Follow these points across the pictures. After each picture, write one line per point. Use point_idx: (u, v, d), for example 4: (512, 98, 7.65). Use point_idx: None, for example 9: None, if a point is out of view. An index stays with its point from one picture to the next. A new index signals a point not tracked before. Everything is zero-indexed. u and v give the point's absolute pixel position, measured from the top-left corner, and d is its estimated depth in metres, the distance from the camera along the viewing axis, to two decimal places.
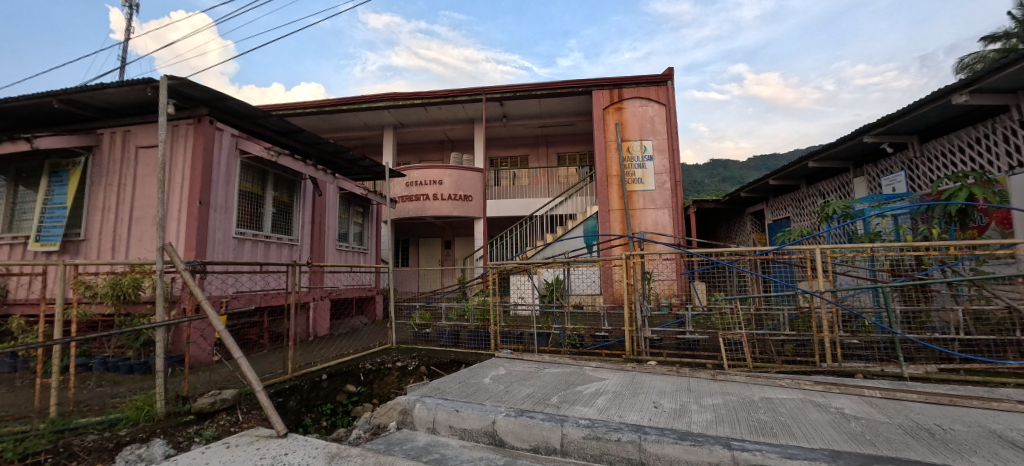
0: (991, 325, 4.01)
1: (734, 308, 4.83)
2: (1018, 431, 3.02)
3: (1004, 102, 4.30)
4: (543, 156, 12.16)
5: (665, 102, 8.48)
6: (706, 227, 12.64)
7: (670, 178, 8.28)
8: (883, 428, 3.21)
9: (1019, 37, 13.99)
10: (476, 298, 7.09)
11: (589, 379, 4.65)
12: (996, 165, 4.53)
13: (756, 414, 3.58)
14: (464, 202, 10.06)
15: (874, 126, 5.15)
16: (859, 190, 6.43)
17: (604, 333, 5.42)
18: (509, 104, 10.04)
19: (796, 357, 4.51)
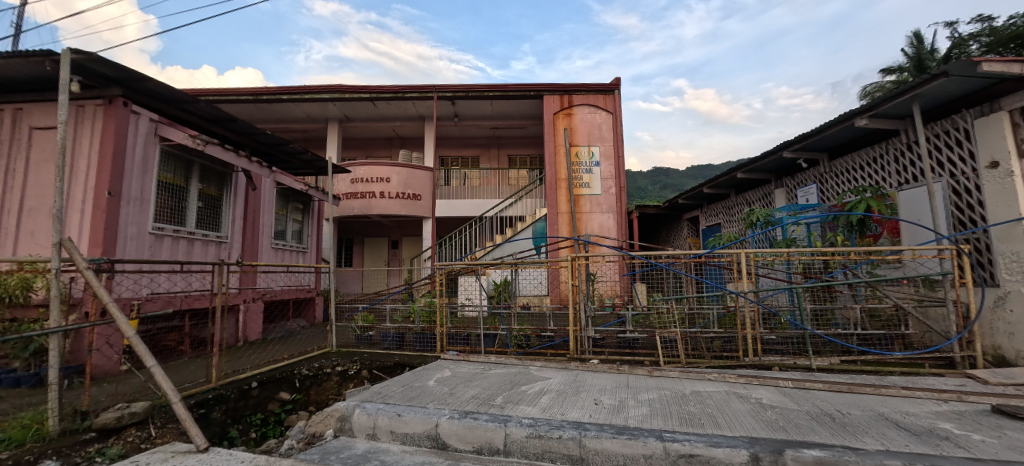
0: (882, 322, 4.54)
1: (670, 308, 5.10)
2: (901, 414, 3.46)
3: (896, 126, 4.92)
4: (494, 157, 12.24)
5: (612, 110, 8.84)
6: (648, 231, 13.33)
7: (615, 183, 8.63)
8: (794, 415, 3.55)
9: (910, 71, 16.16)
10: (422, 299, 6.94)
11: (534, 379, 4.70)
12: (889, 182, 5.18)
13: (686, 406, 3.80)
14: (412, 201, 9.81)
15: (792, 143, 5.69)
16: (779, 200, 7.07)
17: (550, 333, 5.52)
18: (462, 104, 9.99)
19: (723, 353, 4.82)
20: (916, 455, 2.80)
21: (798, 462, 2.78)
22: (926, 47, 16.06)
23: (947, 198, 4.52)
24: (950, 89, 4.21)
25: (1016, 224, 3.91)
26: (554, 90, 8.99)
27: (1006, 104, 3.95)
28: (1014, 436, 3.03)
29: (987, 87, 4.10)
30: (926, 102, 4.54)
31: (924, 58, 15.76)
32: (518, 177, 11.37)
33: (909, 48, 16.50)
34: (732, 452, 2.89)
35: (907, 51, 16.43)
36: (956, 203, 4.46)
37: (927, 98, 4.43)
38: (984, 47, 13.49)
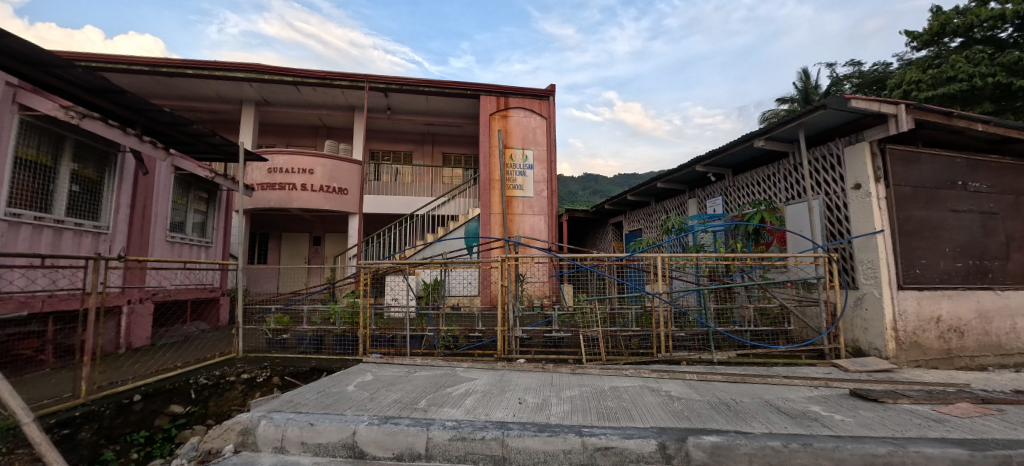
0: (770, 319, 5.12)
1: (594, 308, 5.29)
2: (782, 400, 3.94)
3: (785, 149, 5.62)
4: (428, 154, 11.99)
5: (546, 115, 9.07)
6: (577, 234, 13.91)
7: (548, 187, 8.86)
8: (696, 405, 3.88)
9: (798, 102, 18.75)
10: (344, 299, 6.54)
11: (459, 380, 4.64)
12: (779, 197, 5.89)
13: (604, 402, 3.99)
14: (337, 195, 9.26)
15: (703, 158, 6.26)
16: (692, 209, 7.74)
17: (478, 333, 5.49)
18: (395, 97, 9.64)
19: (640, 349, 5.12)
20: (793, 436, 3.20)
21: (699, 449, 3.04)
22: (812, 83, 18.67)
23: (823, 213, 5.24)
24: (827, 120, 4.90)
25: (871, 236, 4.65)
26: (491, 91, 9.03)
27: (868, 136, 4.70)
28: (864, 414, 3.61)
29: (855, 120, 4.85)
30: (810, 130, 5.24)
31: (810, 92, 18.31)
32: (452, 176, 11.25)
33: (799, 82, 19.08)
34: (643, 443, 3.09)
35: (798, 84, 18.98)
36: (829, 217, 5.20)
37: (809, 126, 5.11)
38: (853, 87, 15.99)
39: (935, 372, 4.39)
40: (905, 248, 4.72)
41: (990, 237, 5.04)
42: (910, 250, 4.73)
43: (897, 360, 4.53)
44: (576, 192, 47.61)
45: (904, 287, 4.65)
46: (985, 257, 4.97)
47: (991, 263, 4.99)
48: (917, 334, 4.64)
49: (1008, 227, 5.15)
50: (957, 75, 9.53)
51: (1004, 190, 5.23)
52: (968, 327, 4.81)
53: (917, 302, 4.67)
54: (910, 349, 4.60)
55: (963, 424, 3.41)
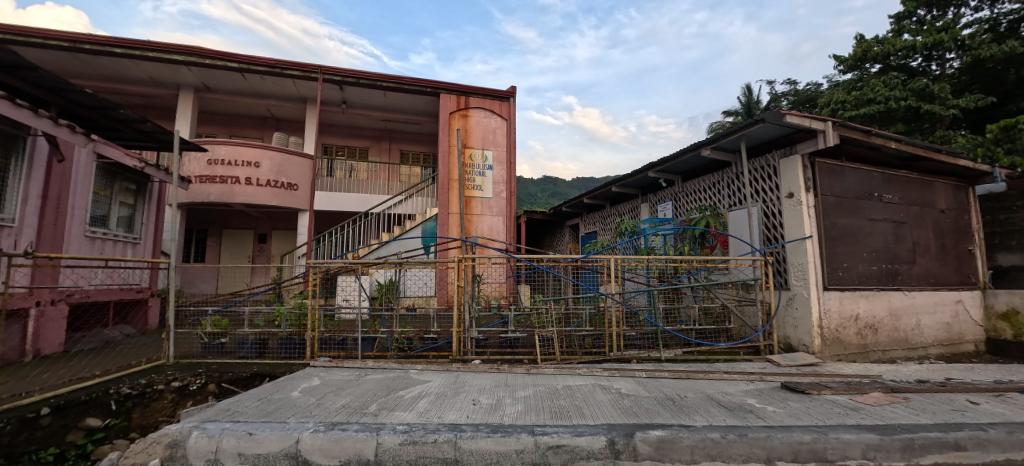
0: (713, 318, 5.40)
1: (550, 308, 5.32)
2: (721, 394, 4.18)
3: (729, 159, 5.97)
4: (385, 151, 11.69)
5: (507, 117, 9.11)
6: (535, 236, 14.08)
7: (507, 188, 8.90)
8: (644, 401, 4.03)
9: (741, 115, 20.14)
10: (291, 300, 6.22)
11: (413, 383, 4.53)
12: (722, 203, 6.25)
13: (557, 401, 4.05)
14: (286, 191, 8.79)
15: (655, 164, 6.52)
16: (644, 213, 8.04)
17: (433, 335, 5.42)
18: (351, 90, 9.32)
19: (592, 348, 5.24)
20: (731, 427, 3.41)
21: (645, 443, 3.16)
22: (755, 98, 20.07)
23: (761, 219, 5.62)
24: (766, 133, 5.28)
25: (802, 241, 5.05)
26: (451, 90, 8.94)
27: (801, 149, 5.11)
28: (793, 405, 3.91)
29: (789, 134, 5.25)
30: (750, 141, 5.60)
31: (752, 107, 19.67)
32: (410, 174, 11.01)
33: (743, 97, 20.45)
34: (593, 440, 3.15)
35: (741, 99, 20.33)
36: (767, 223, 5.58)
37: (750, 138, 5.47)
38: (789, 103, 17.35)
39: (853, 364, 4.84)
40: (830, 252, 5.17)
41: (900, 243, 5.64)
42: (834, 255, 5.19)
43: (822, 355, 4.94)
44: (537, 195, 48.19)
45: (829, 288, 5.09)
46: (896, 261, 5.55)
47: (901, 266, 5.57)
48: (839, 331, 5.09)
49: (914, 235, 5.78)
50: (875, 97, 10.59)
51: (912, 202, 5.87)
52: (881, 324, 5.33)
53: (840, 302, 5.12)
54: (833, 344, 5.04)
55: (875, 411, 3.79)
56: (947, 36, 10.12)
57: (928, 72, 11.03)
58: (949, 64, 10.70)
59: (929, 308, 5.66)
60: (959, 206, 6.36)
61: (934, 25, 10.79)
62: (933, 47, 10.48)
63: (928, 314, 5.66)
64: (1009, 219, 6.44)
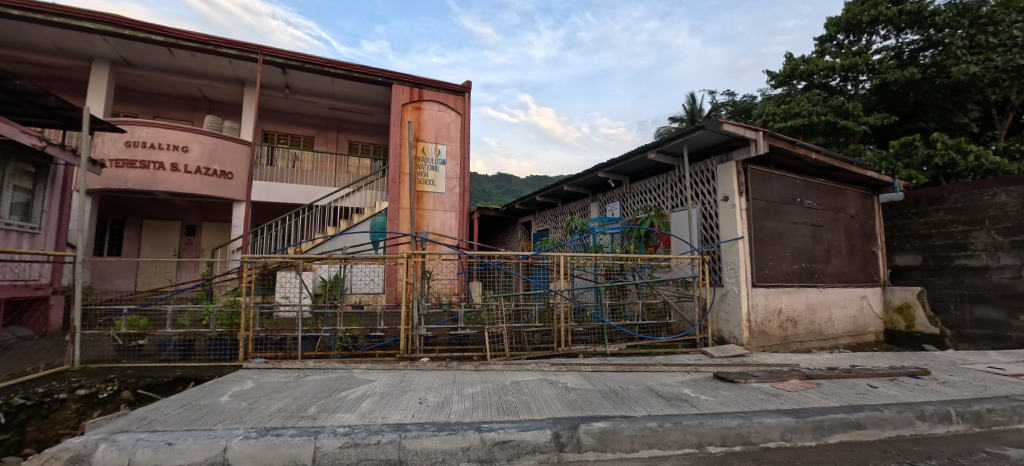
0: (656, 313, 5.62)
1: (500, 305, 5.30)
2: (660, 385, 4.40)
3: (672, 162, 6.29)
4: (332, 141, 11.17)
5: (461, 112, 9.01)
6: (488, 232, 14.07)
7: (460, 183, 8.81)
8: (589, 394, 4.16)
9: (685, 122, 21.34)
10: (223, 297, 5.78)
11: (356, 383, 4.36)
12: (666, 204, 6.59)
13: (505, 396, 4.07)
14: (220, 179, 8.13)
15: (605, 165, 6.74)
16: (593, 212, 8.28)
17: (380, 333, 5.28)
18: (295, 75, 8.79)
19: (541, 344, 5.32)
20: (667, 416, 3.61)
21: (588, 435, 3.24)
22: (698, 106, 21.32)
23: (700, 221, 5.98)
24: (705, 140, 5.61)
25: (734, 241, 5.44)
26: (404, 81, 8.70)
27: (735, 156, 5.49)
28: (723, 393, 4.20)
29: (726, 142, 5.62)
30: (691, 147, 5.94)
31: (695, 114, 20.89)
32: (359, 166, 10.69)
33: (687, 105, 21.65)
34: (539, 434, 3.20)
35: (686, 106, 21.51)
36: (705, 224, 5.94)
37: (691, 143, 5.78)
38: (728, 113, 18.61)
39: (775, 354, 5.29)
40: (759, 252, 5.61)
41: (817, 244, 6.24)
42: (762, 255, 5.63)
43: (749, 346, 5.36)
44: (494, 192, 48.27)
45: (757, 285, 5.52)
46: (813, 260, 6.13)
47: (817, 265, 6.16)
48: (764, 324, 5.53)
49: (829, 237, 6.42)
50: (801, 111, 11.60)
51: (828, 207, 6.50)
52: (800, 317, 5.87)
53: (766, 297, 5.57)
54: (759, 336, 5.48)
55: (793, 396, 4.16)
56: (860, 60, 11.28)
57: (844, 92, 12.27)
58: (861, 85, 11.96)
59: (840, 303, 6.32)
60: (866, 212, 7.13)
61: (850, 49, 12.00)
62: (849, 69, 11.66)
63: (839, 308, 6.31)
64: (904, 224, 7.32)
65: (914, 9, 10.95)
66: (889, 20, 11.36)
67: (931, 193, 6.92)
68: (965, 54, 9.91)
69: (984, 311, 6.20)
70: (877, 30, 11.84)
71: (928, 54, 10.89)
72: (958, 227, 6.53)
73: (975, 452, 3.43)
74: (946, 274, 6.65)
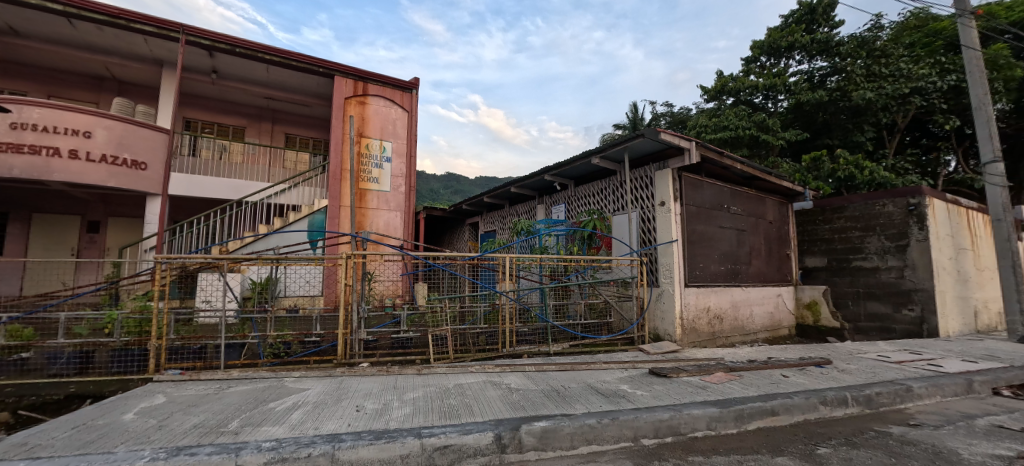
0: (597, 312, 5.82)
1: (445, 306, 5.16)
2: (599, 383, 4.55)
3: (614, 167, 6.55)
4: (266, 132, 10.40)
5: (408, 109, 8.79)
6: (435, 233, 13.83)
7: (406, 182, 8.58)
8: (531, 394, 4.21)
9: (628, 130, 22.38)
10: (131, 303, 5.19)
11: (287, 393, 4.08)
12: (608, 208, 6.86)
13: (447, 400, 4.00)
14: (131, 170, 7.28)
15: (551, 169, 6.88)
16: (539, 214, 8.41)
17: (315, 338, 4.99)
18: (224, 59, 8.10)
19: (486, 345, 5.30)
20: (605, 412, 3.75)
21: (530, 435, 3.26)
22: (640, 115, 22.45)
23: (639, 224, 6.28)
24: (644, 147, 5.91)
25: (670, 244, 5.77)
26: (347, 73, 8.32)
27: (670, 164, 5.84)
28: (657, 388, 4.44)
29: (663, 150, 5.94)
30: (632, 153, 6.21)
31: (637, 123, 21.99)
32: (296, 160, 9.99)
33: (630, 114, 22.72)
34: (480, 436, 3.17)
35: (628, 115, 22.54)
36: (644, 227, 6.24)
37: (632, 150, 6.05)
38: (666, 123, 19.76)
39: (704, 349, 5.69)
40: (691, 254, 6.00)
41: (741, 247, 6.80)
42: (694, 257, 6.04)
43: (681, 342, 5.72)
44: (443, 192, 47.55)
45: (689, 285, 5.91)
46: (737, 262, 6.68)
47: (741, 266, 6.72)
48: (694, 322, 5.93)
49: (751, 241, 7.02)
50: (729, 125, 12.64)
51: (750, 213, 7.10)
52: (725, 314, 6.36)
53: (696, 297, 5.97)
54: (690, 333, 5.86)
55: (718, 388, 4.49)
56: (779, 81, 12.49)
57: (765, 108, 13.51)
58: (779, 104, 13.25)
59: (760, 300, 6.93)
60: (782, 218, 7.88)
61: (771, 70, 13.25)
62: (770, 89, 12.89)
63: (759, 305, 6.92)
64: (813, 230, 8.12)
65: (822, 39, 12.29)
66: (803, 47, 12.67)
67: (833, 202, 7.79)
68: (862, 82, 11.13)
69: (875, 306, 7.10)
70: (793, 55, 13.16)
71: (833, 79, 12.23)
72: (855, 232, 7.41)
73: (865, 431, 3.91)
74: (846, 274, 7.52)
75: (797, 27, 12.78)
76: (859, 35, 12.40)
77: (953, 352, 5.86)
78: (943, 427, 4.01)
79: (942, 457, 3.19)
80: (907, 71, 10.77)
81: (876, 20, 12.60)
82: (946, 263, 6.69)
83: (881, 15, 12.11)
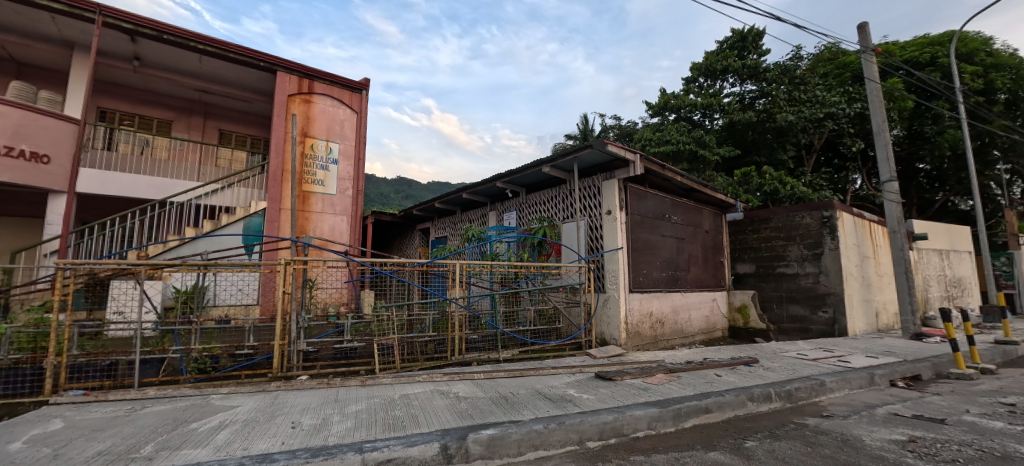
0: (547, 318, 5.93)
1: (392, 315, 5.00)
2: (547, 388, 4.62)
3: (564, 176, 6.73)
4: (197, 127, 9.62)
5: (357, 110, 8.53)
6: (385, 238, 13.42)
7: (353, 185, 8.29)
8: (480, 402, 4.17)
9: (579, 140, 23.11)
10: (23, 315, 4.57)
11: (212, 411, 3.75)
12: (558, 215, 7.04)
13: (392, 411, 3.88)
14: (31, 163, 6.46)
15: (502, 176, 6.94)
16: (491, 220, 8.44)
17: (248, 350, 4.66)
18: (150, 45, 7.41)
19: (434, 354, 5.22)
20: (552, 417, 3.81)
21: (476, 444, 3.24)
22: (590, 127, 23.28)
23: (587, 232, 6.50)
24: (592, 158, 6.13)
25: (616, 251, 6.01)
26: (291, 69, 7.91)
27: (617, 175, 6.11)
28: (602, 391, 4.59)
29: (610, 162, 6.20)
30: (581, 163, 6.42)
31: (587, 134, 22.79)
32: (231, 158, 9.60)
33: (581, 125, 23.49)
34: (426, 449, 3.07)
35: (579, 126, 23.30)
36: (592, 235, 6.47)
37: (581, 160, 6.25)
38: (614, 135, 20.63)
39: (647, 352, 5.97)
40: (635, 261, 6.28)
41: (680, 254, 7.23)
42: (638, 264, 6.33)
43: (626, 346, 5.96)
44: (395, 197, 46.17)
45: (633, 290, 6.18)
46: (677, 269, 7.09)
47: (680, 273, 7.14)
48: (638, 326, 6.20)
49: (690, 249, 7.48)
50: (670, 139, 13.44)
51: (689, 223, 7.57)
52: (666, 318, 6.72)
53: (640, 302, 6.26)
54: (634, 336, 6.12)
55: (659, 389, 4.71)
56: (715, 101, 13.51)
57: (703, 125, 14.46)
58: (715, 122, 14.25)
59: (697, 305, 7.39)
60: (717, 228, 8.47)
61: (707, 91, 14.29)
62: (706, 108, 13.90)
63: (696, 309, 7.37)
64: (743, 239, 8.78)
65: (751, 64, 13.44)
66: (736, 71, 13.78)
67: (760, 213, 8.51)
68: (785, 105, 12.32)
69: (795, 309, 7.82)
70: (727, 78, 14.26)
71: (761, 102, 13.31)
72: (779, 242, 8.14)
73: (786, 423, 4.28)
74: (772, 279, 8.22)
75: (730, 53, 13.90)
76: (782, 63, 13.67)
77: (859, 349, 6.58)
78: (850, 416, 4.48)
79: (849, 444, 3.55)
80: (822, 97, 12.08)
81: (796, 51, 14.01)
82: (853, 270, 7.52)
83: (801, 47, 13.47)
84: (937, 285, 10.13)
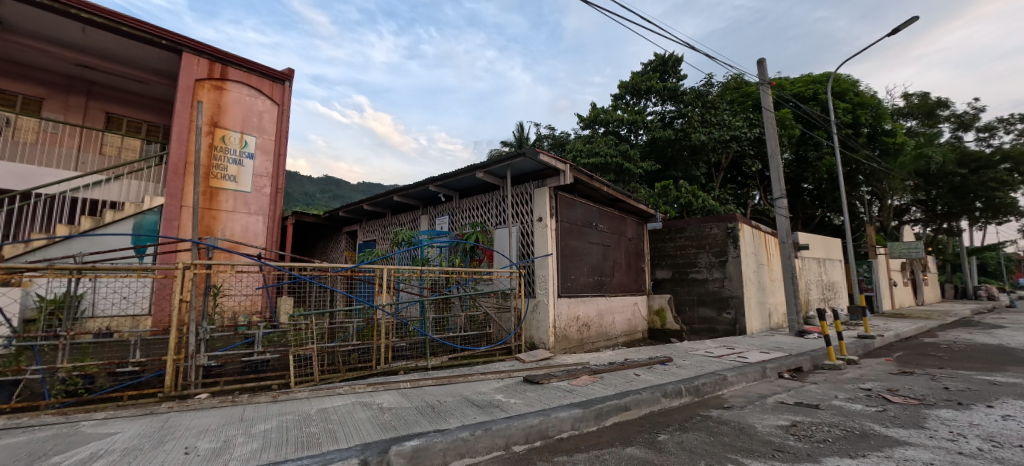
0: (477, 324, 5.97)
1: (310, 323, 4.66)
2: (475, 394, 4.62)
3: (497, 182, 6.83)
4: (76, 107, 8.29)
5: (279, 102, 7.93)
6: (308, 240, 12.54)
7: (272, 183, 7.68)
8: (405, 413, 4.05)
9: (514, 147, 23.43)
10: None
11: (82, 441, 3.20)
12: (490, 221, 7.11)
13: (307, 428, 3.62)
14: None
15: (435, 179, 6.83)
16: (424, 224, 8.27)
17: (134, 367, 4.09)
18: (13, 6, 6.22)
19: (357, 363, 4.98)
20: (479, 423, 3.81)
21: (399, 457, 3.13)
22: (525, 135, 23.81)
23: (518, 238, 6.64)
24: (525, 166, 6.30)
25: (546, 257, 6.21)
26: (200, 51, 7.12)
27: (547, 183, 6.35)
28: (529, 395, 4.69)
29: (542, 170, 6.42)
30: (514, 170, 6.55)
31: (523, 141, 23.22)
32: (120, 146, 8.60)
33: (516, 132, 23.89)
34: (342, 464, 2.90)
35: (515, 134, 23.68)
36: (523, 240, 6.62)
37: (515, 167, 6.38)
38: (548, 145, 21.24)
39: (573, 355, 6.22)
40: (564, 267, 6.53)
41: (606, 260, 7.65)
42: (567, 269, 6.59)
43: (554, 349, 6.17)
44: (322, 197, 43.27)
45: (562, 295, 6.42)
46: (602, 274, 7.48)
47: (606, 278, 7.56)
48: (566, 329, 6.45)
49: (615, 255, 7.95)
50: (599, 151, 14.14)
51: (614, 231, 8.04)
52: (592, 322, 7.07)
53: (568, 306, 6.51)
54: (562, 340, 6.35)
55: (583, 390, 4.93)
56: (639, 118, 14.48)
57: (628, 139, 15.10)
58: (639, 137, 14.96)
59: (620, 308, 7.87)
60: (639, 236, 9.08)
61: (633, 108, 15.30)
62: (632, 124, 14.82)
63: (619, 312, 7.85)
64: (661, 247, 9.51)
65: (671, 87, 14.65)
66: (658, 92, 14.91)
67: (676, 224, 9.29)
68: (699, 126, 13.62)
69: (704, 311, 8.67)
70: (650, 98, 15.34)
71: (679, 121, 14.54)
72: (692, 250, 8.96)
73: (693, 416, 4.71)
74: (685, 284, 9.01)
75: (653, 75, 15.03)
76: (697, 88, 15.08)
77: (755, 346, 7.45)
78: (745, 406, 5.05)
79: (743, 432, 4.00)
80: (728, 121, 13.58)
81: (709, 78, 15.56)
82: (751, 275, 8.50)
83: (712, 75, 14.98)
84: (816, 288, 11.83)
